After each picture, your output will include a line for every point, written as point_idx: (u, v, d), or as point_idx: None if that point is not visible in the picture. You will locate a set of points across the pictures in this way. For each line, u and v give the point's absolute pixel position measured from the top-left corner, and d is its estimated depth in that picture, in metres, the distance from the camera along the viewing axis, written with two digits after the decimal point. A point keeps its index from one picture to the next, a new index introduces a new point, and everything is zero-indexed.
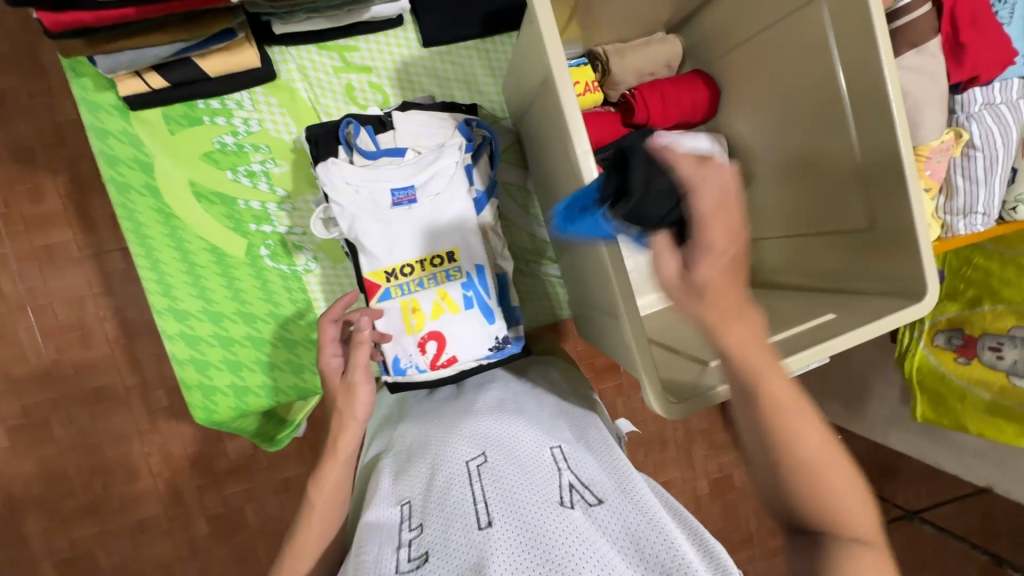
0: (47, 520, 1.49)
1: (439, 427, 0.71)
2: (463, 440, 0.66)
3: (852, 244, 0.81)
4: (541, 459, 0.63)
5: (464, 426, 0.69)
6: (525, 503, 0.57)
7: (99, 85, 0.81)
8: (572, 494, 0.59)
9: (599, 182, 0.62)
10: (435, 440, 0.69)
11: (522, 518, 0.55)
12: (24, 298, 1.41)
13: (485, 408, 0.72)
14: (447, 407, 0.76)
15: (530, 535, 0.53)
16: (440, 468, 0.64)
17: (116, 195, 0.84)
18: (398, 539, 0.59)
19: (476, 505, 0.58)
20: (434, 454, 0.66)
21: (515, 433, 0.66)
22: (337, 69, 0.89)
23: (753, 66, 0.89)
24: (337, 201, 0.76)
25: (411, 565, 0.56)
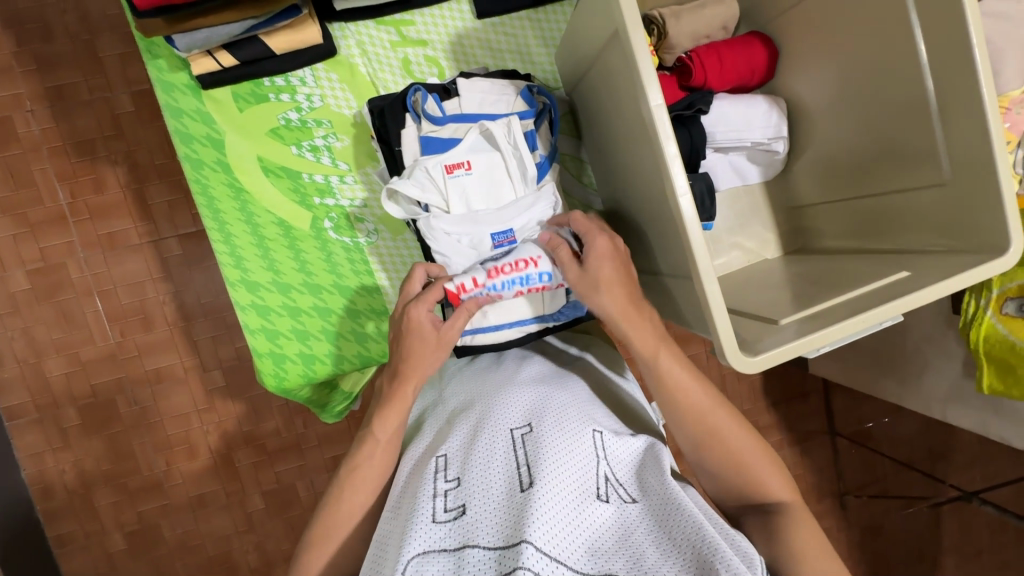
0: (116, 493, 1.58)
1: (484, 395, 0.77)
2: (511, 412, 0.72)
3: (924, 204, 0.78)
4: (584, 437, 0.68)
5: (510, 399, 0.74)
6: (563, 479, 0.62)
7: (173, 65, 0.85)
8: (608, 485, 0.65)
9: (672, 136, 0.62)
10: (479, 408, 0.75)
11: (560, 492, 0.61)
12: (90, 284, 1.49)
13: (530, 384, 0.78)
14: (491, 374, 0.83)
15: (567, 514, 0.60)
16: (485, 432, 0.70)
17: (191, 172, 0.87)
18: (436, 488, 0.66)
19: (519, 469, 0.64)
20: (481, 422, 0.72)
21: (562, 410, 0.71)
22: (394, 43, 0.91)
23: (815, 22, 0.87)
24: (446, 259, 0.82)
25: (448, 515, 0.63)
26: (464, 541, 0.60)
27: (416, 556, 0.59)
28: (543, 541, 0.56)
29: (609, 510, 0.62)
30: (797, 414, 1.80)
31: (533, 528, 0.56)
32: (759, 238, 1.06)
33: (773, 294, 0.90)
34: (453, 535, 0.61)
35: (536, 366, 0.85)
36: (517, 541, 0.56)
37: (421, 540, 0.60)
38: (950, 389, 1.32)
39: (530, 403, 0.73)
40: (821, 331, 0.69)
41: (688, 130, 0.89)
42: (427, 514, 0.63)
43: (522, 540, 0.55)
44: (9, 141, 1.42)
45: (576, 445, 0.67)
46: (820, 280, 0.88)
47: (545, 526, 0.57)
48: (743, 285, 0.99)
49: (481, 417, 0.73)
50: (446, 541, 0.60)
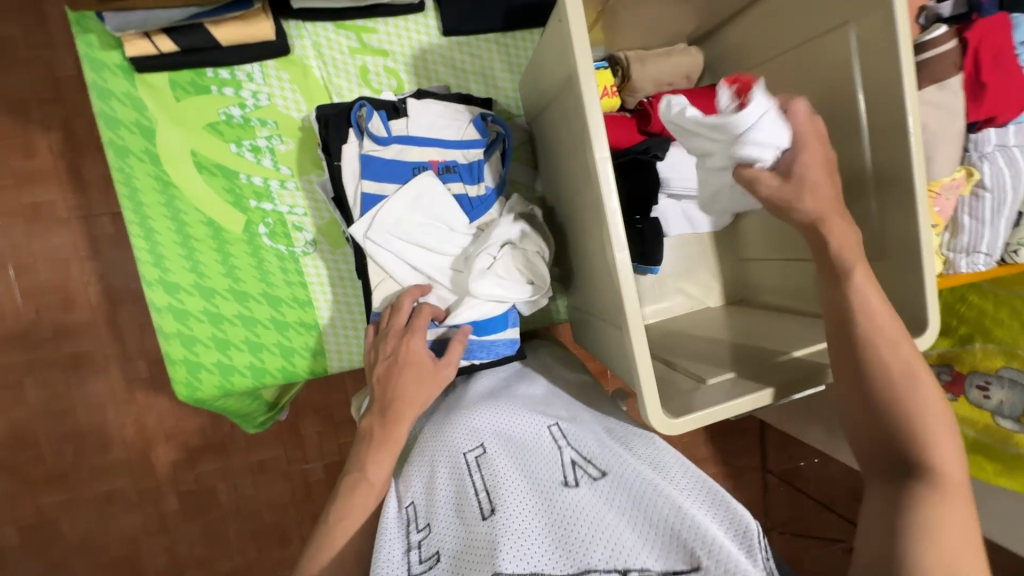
0: (13, 483, 1.45)
1: (438, 422, 0.75)
2: (460, 433, 0.69)
3: None
4: (539, 440, 0.67)
5: (459, 420, 0.72)
6: (524, 493, 0.61)
7: (104, 43, 0.78)
8: (575, 470, 0.63)
9: (615, 191, 0.61)
10: (433, 439, 0.72)
11: (524, 508, 0.60)
12: (5, 254, 1.37)
13: (479, 399, 0.76)
14: (449, 402, 0.81)
15: (537, 527, 0.59)
16: (443, 463, 0.68)
17: (114, 159, 0.81)
18: (408, 541, 0.65)
19: (478, 495, 0.62)
20: (435, 449, 0.70)
21: (511, 417, 0.70)
22: (353, 50, 0.87)
23: (772, 85, 0.88)
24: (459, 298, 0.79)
25: (423, 566, 0.62)
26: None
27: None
28: (515, 565, 0.55)
29: (582, 493, 0.60)
30: (732, 450, 1.84)
31: (501, 557, 0.55)
32: (704, 284, 1.07)
33: (708, 343, 0.92)
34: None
35: (486, 375, 0.83)
36: (487, 575, 0.55)
37: None
38: None
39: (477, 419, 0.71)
40: (741, 398, 0.69)
41: (642, 175, 0.88)
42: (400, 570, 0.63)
43: (494, 573, 0.54)
44: None
45: (531, 453, 0.66)
46: (755, 334, 0.90)
47: (513, 550, 0.56)
48: (682, 330, 1.00)
49: (432, 448, 0.71)
50: None
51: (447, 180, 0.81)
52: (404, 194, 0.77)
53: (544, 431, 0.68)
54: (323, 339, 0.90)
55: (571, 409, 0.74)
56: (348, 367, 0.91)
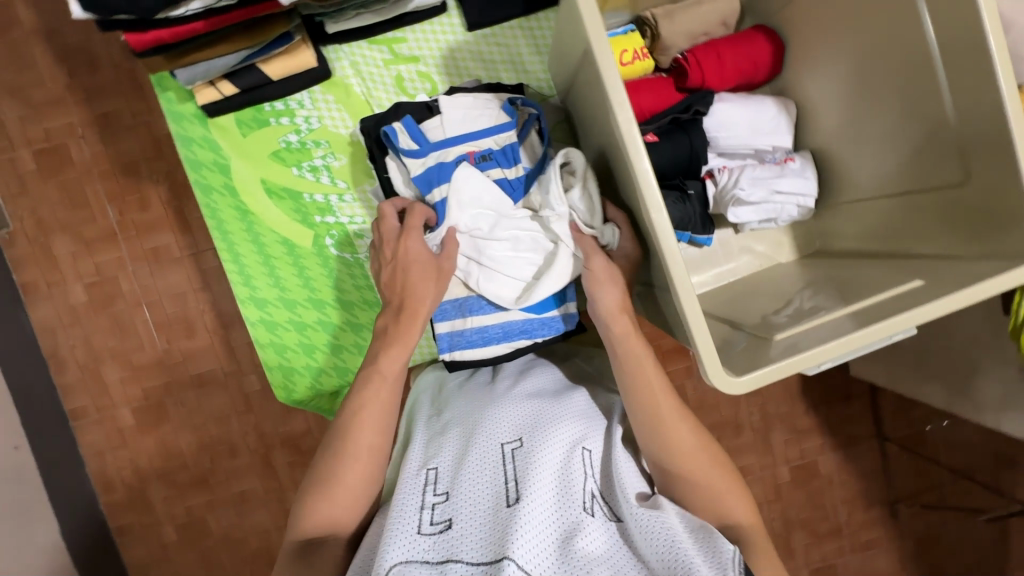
0: (168, 488, 1.70)
1: (476, 407, 0.77)
2: (501, 426, 0.72)
3: (951, 202, 0.72)
4: (573, 451, 0.69)
5: (500, 411, 0.74)
6: (551, 495, 0.62)
7: (181, 96, 0.90)
8: (594, 500, 0.65)
9: (643, 149, 0.59)
10: (470, 421, 0.74)
11: (547, 510, 0.61)
12: (138, 295, 1.61)
13: (517, 397, 0.77)
14: (478, 391, 0.82)
15: (552, 533, 0.60)
16: (479, 445, 0.70)
17: (201, 197, 0.92)
18: (424, 500, 0.66)
19: (508, 484, 0.64)
20: (471, 431, 0.72)
21: (553, 420, 0.72)
22: (387, 61, 0.93)
23: (820, 13, 0.82)
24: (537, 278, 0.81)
25: (433, 528, 0.62)
26: (447, 555, 0.59)
27: (396, 567, 0.58)
28: (527, 560, 0.56)
29: (597, 527, 0.62)
30: (838, 418, 1.71)
31: (517, 546, 0.56)
32: (773, 241, 1.00)
33: (781, 303, 0.86)
34: (436, 548, 0.60)
35: (525, 371, 0.85)
36: (501, 559, 0.56)
37: (403, 549, 0.59)
38: (1001, 394, 1.21)
39: (521, 416, 0.73)
40: (802, 354, 0.65)
41: (685, 135, 0.86)
42: (410, 524, 0.62)
43: (507, 556, 0.55)
44: (66, 167, 1.56)
45: (565, 462, 0.67)
46: (835, 288, 0.83)
47: (529, 545, 0.57)
48: (753, 291, 0.95)
49: (472, 428, 0.73)
50: (430, 553, 0.60)
51: (486, 168, 0.84)
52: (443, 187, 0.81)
53: (579, 447, 0.69)
54: None
55: (599, 429, 0.74)
56: (419, 359, 0.98)
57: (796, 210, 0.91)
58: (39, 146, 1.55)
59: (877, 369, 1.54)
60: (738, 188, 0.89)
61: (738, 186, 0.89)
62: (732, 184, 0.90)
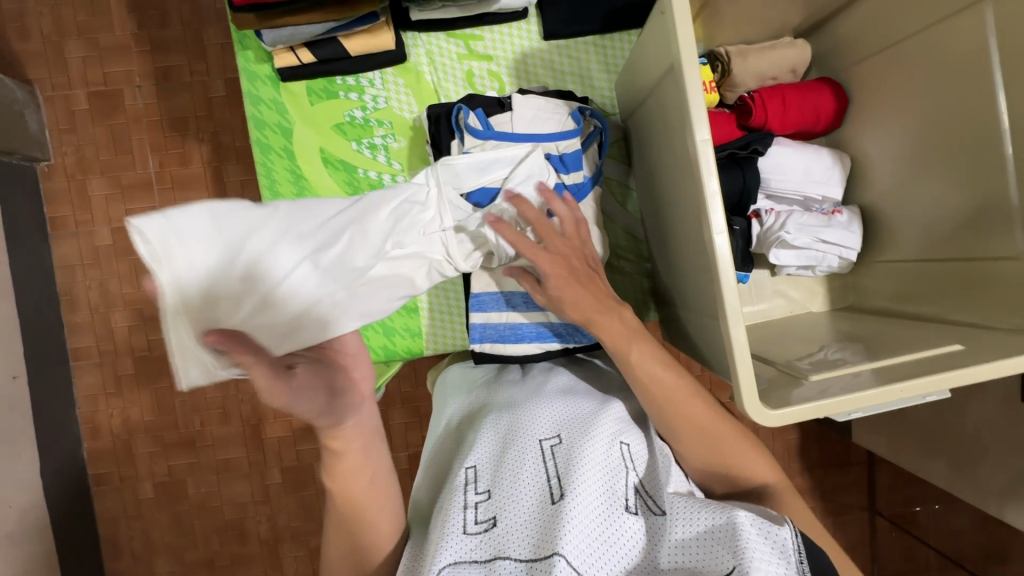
0: (152, 445, 1.67)
1: (515, 402, 0.78)
2: (539, 423, 0.73)
3: (999, 273, 0.73)
4: (612, 448, 0.69)
5: (540, 408, 0.75)
6: (595, 492, 0.63)
7: (258, 57, 0.92)
8: (637, 496, 0.66)
9: (715, 171, 0.60)
10: (509, 416, 0.76)
11: (593, 506, 0.62)
12: None
13: (556, 393, 0.78)
14: (515, 385, 0.83)
15: (598, 529, 0.61)
16: (518, 442, 0.71)
17: (259, 155, 0.94)
18: (466, 499, 0.67)
19: (550, 482, 0.65)
20: (511, 427, 0.74)
21: (589, 418, 0.72)
22: (461, 56, 0.95)
23: (889, 74, 0.84)
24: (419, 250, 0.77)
25: (479, 527, 0.64)
26: (495, 553, 0.61)
27: (448, 568, 0.60)
28: (576, 558, 0.58)
29: (637, 523, 0.63)
30: (832, 485, 1.69)
31: (565, 543, 0.58)
32: (806, 289, 1.01)
33: (811, 349, 0.87)
34: (483, 546, 0.62)
35: (562, 370, 0.86)
36: (550, 556, 0.57)
37: (453, 551, 0.61)
38: (1008, 481, 1.20)
39: (560, 413, 0.74)
40: (837, 397, 0.65)
41: (740, 170, 0.87)
42: (457, 525, 0.64)
43: (554, 553, 0.57)
44: (116, 112, 1.58)
45: (607, 457, 0.68)
46: (870, 341, 0.83)
47: (576, 543, 0.58)
48: (783, 334, 0.95)
49: (510, 423, 0.74)
50: (477, 552, 0.62)
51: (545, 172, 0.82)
52: (240, 286, 0.61)
53: (617, 444, 0.70)
54: (421, 322, 0.97)
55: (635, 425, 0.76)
56: (442, 350, 0.98)
57: (837, 261, 0.91)
58: (94, 88, 1.57)
59: (882, 439, 1.53)
60: (783, 232, 0.89)
61: (784, 229, 0.89)
62: (778, 227, 0.90)
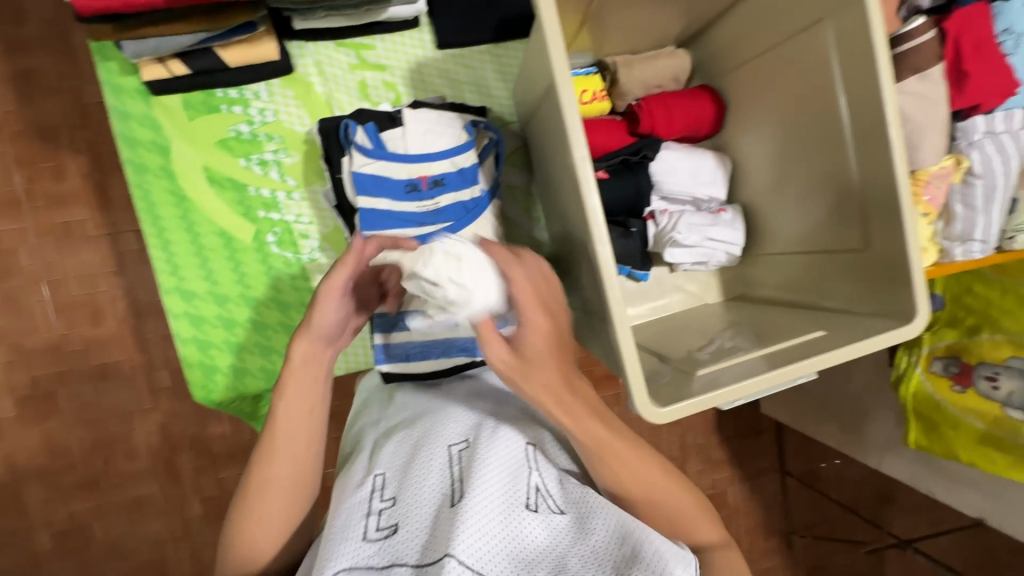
0: (47, 491, 1.50)
1: (428, 414, 0.78)
2: (447, 429, 0.73)
3: (853, 263, 0.81)
4: (518, 449, 0.70)
5: (448, 416, 0.76)
6: (493, 490, 0.63)
7: (124, 69, 0.85)
8: (539, 495, 0.66)
9: (594, 188, 0.63)
10: (419, 427, 0.75)
11: (489, 503, 0.62)
12: (38, 272, 1.44)
13: (470, 403, 0.79)
14: (432, 398, 0.83)
15: (495, 526, 0.60)
16: (423, 451, 0.70)
17: (133, 176, 0.87)
18: (370, 506, 0.66)
19: (453, 484, 0.65)
20: (418, 438, 0.73)
21: (497, 424, 0.73)
22: (352, 66, 0.92)
23: (759, 81, 0.90)
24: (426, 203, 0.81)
25: (379, 533, 0.63)
26: (392, 560, 0.60)
27: (341, 573, 0.59)
28: (467, 556, 0.57)
29: (537, 521, 0.62)
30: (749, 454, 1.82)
31: (457, 541, 0.57)
32: (702, 283, 1.08)
33: (702, 339, 0.93)
34: (380, 553, 0.61)
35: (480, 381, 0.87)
36: (441, 555, 0.57)
37: (347, 556, 0.60)
38: (884, 439, 1.35)
39: (470, 420, 0.75)
40: (720, 390, 0.70)
41: (633, 176, 0.92)
42: (357, 532, 0.63)
43: (446, 551, 0.57)
44: None
45: (507, 456, 0.68)
46: (756, 332, 0.90)
47: (470, 541, 0.58)
48: (681, 328, 1.01)
49: (418, 435, 0.74)
50: (373, 560, 0.61)
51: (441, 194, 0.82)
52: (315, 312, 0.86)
53: (525, 445, 0.71)
54: None
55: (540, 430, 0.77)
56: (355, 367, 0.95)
57: (724, 256, 0.98)
58: None
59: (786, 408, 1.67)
60: (677, 234, 0.95)
61: (676, 230, 0.95)
62: (670, 228, 0.95)
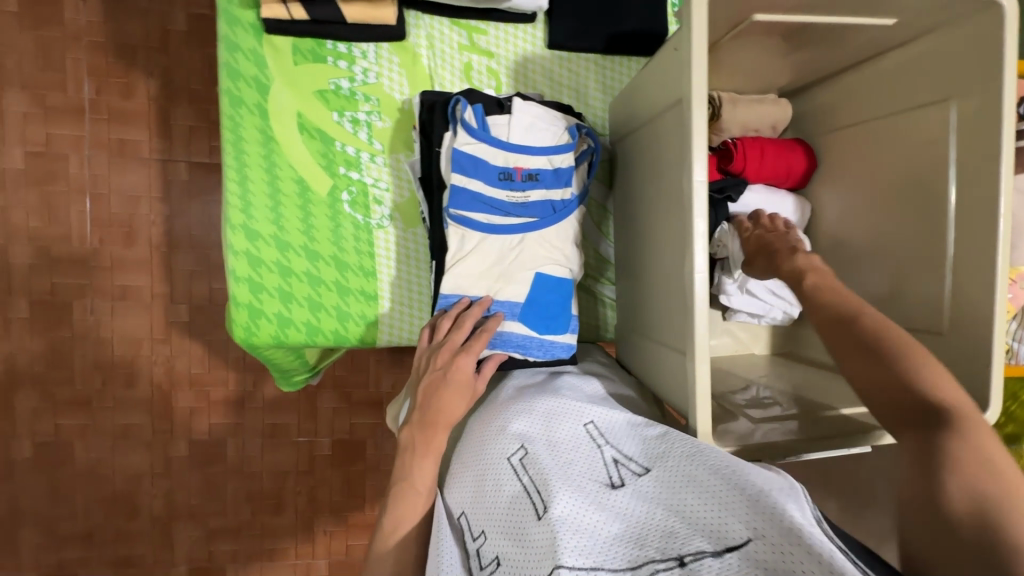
0: (40, 400, 1.48)
1: (481, 422, 0.75)
2: (500, 432, 0.71)
3: (923, 345, 0.80)
4: (577, 437, 0.68)
5: (499, 416, 0.73)
6: (569, 492, 0.62)
7: (243, 2, 0.85)
8: (617, 471, 0.65)
9: (704, 216, 0.62)
10: (477, 438, 0.73)
11: (573, 507, 0.61)
12: (84, 182, 1.44)
13: (515, 396, 0.76)
14: (485, 404, 0.79)
15: (591, 527, 0.60)
16: (489, 468, 0.69)
17: (227, 108, 0.86)
18: (468, 548, 0.68)
19: (530, 497, 0.64)
20: (478, 450, 0.71)
21: (548, 414, 0.70)
22: (462, 46, 0.92)
23: (857, 146, 0.90)
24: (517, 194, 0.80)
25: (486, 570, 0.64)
26: None
27: None
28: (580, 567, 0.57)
29: (625, 497, 0.62)
30: None
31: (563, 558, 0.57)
32: (753, 332, 1.07)
33: (748, 387, 0.92)
34: None
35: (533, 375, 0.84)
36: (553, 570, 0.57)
37: None
38: None
39: (519, 412, 0.72)
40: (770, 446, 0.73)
41: (713, 208, 0.90)
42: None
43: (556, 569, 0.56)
44: (53, 24, 1.40)
45: (571, 452, 0.67)
46: (808, 393, 0.88)
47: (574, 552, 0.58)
48: (725, 371, 1.00)
49: (478, 445, 0.72)
50: None
51: (533, 188, 0.81)
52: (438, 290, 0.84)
53: (583, 428, 0.69)
54: (379, 311, 0.93)
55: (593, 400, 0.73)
56: (397, 341, 0.93)
57: (780, 315, 0.98)
58: None
59: None
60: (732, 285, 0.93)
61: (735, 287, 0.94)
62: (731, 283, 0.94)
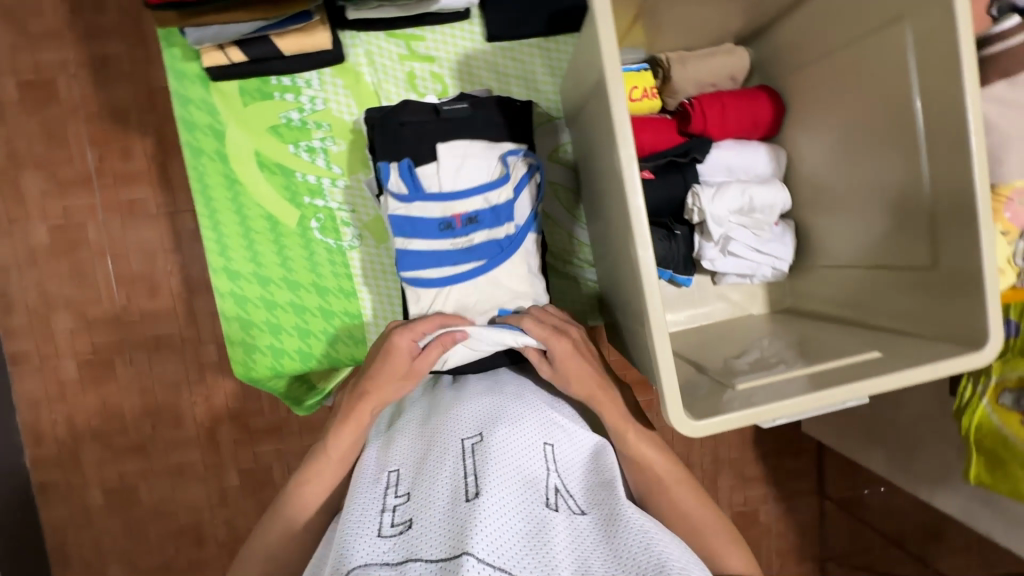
0: (101, 450, 1.60)
1: (439, 409, 0.76)
2: (460, 422, 0.72)
3: (919, 281, 0.75)
4: (535, 448, 0.69)
5: (464, 408, 0.74)
6: (509, 489, 0.63)
7: (186, 54, 0.88)
8: (558, 495, 0.66)
9: (639, 188, 0.61)
10: (432, 421, 0.75)
11: (507, 498, 0.62)
12: (103, 245, 1.53)
13: (485, 394, 0.77)
14: (445, 393, 0.81)
15: (516, 522, 0.60)
16: (436, 445, 0.70)
17: (190, 159, 0.90)
18: (385, 502, 0.66)
19: (466, 477, 0.64)
20: (433, 431, 0.72)
21: (515, 417, 0.72)
22: (402, 57, 0.93)
23: (824, 81, 0.85)
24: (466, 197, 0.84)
25: (394, 529, 0.62)
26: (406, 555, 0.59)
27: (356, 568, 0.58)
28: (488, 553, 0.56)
29: (560, 520, 0.62)
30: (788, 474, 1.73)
31: (475, 540, 0.56)
32: (749, 293, 1.03)
33: (744, 351, 0.89)
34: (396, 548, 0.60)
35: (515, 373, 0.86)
36: (461, 551, 0.56)
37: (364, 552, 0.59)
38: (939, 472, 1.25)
39: (481, 412, 0.73)
40: (759, 408, 0.66)
41: (678, 173, 0.88)
42: (372, 528, 0.62)
43: (465, 549, 0.55)
44: (51, 103, 1.49)
45: (523, 457, 0.67)
46: (807, 347, 0.84)
47: (487, 538, 0.57)
48: (723, 337, 0.97)
49: (432, 427, 0.73)
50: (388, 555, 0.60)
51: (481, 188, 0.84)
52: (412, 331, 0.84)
53: (543, 444, 0.70)
54: (365, 327, 0.95)
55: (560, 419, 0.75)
56: None
57: (770, 271, 0.94)
58: (25, 77, 1.48)
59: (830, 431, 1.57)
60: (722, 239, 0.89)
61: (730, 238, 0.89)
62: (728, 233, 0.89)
